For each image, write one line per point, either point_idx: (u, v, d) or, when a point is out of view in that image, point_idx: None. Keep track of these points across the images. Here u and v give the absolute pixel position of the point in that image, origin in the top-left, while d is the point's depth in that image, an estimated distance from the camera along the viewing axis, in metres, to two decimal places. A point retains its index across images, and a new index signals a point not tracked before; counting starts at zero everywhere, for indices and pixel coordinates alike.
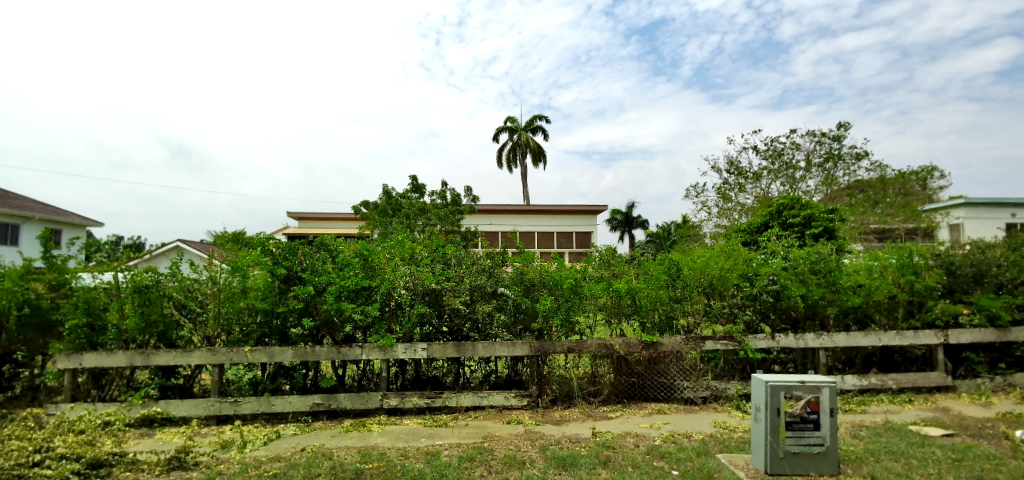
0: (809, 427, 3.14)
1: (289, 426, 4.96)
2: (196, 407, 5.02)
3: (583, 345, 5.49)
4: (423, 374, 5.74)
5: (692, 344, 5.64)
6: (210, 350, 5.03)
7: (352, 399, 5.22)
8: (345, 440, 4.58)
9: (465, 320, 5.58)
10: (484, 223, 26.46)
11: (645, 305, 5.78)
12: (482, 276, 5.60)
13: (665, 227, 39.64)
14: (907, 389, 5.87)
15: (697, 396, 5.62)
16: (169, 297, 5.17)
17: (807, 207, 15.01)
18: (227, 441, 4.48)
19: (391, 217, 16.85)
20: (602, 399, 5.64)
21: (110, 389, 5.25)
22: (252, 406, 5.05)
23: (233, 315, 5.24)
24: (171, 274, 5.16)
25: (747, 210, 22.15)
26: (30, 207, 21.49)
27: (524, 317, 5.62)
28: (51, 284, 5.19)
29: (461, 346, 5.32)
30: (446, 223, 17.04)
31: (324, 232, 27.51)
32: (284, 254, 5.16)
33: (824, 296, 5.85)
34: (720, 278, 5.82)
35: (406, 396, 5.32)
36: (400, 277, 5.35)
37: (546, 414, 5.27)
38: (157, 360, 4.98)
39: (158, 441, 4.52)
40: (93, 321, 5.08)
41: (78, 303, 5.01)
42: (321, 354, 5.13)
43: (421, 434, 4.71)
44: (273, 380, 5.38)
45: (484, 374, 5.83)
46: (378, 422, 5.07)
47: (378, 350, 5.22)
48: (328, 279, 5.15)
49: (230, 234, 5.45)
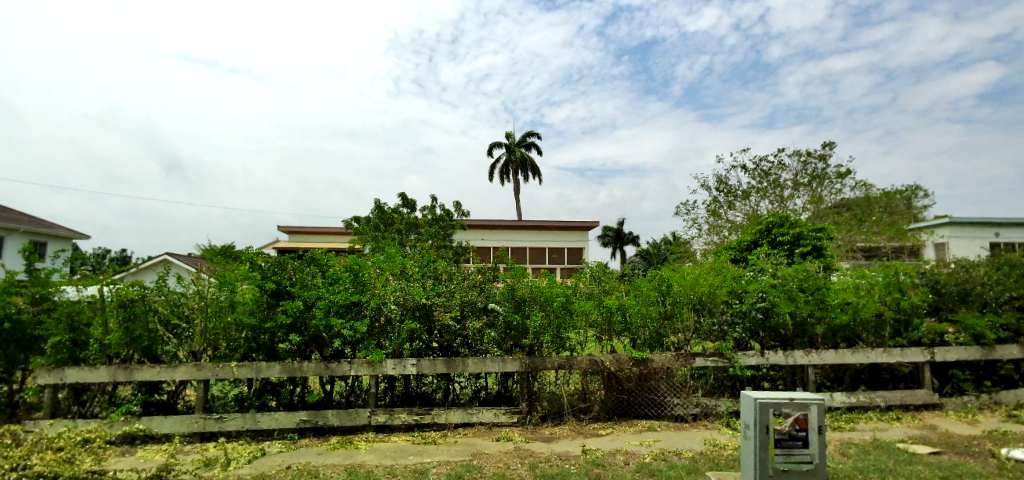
0: (798, 445, 3.14)
1: (274, 443, 4.88)
2: (180, 424, 4.91)
3: (573, 362, 5.47)
4: (412, 390, 5.68)
5: (682, 361, 5.64)
6: (196, 366, 4.94)
7: (339, 416, 5.13)
8: (331, 458, 4.52)
9: (456, 335, 5.58)
10: (477, 239, 26.44)
11: (635, 322, 5.79)
12: (473, 292, 5.62)
13: (659, 244, 39.75)
14: (895, 407, 5.91)
15: (687, 413, 5.62)
16: (155, 312, 5.12)
17: (795, 226, 15.14)
18: (211, 458, 4.42)
19: (383, 233, 16.77)
20: (593, 416, 5.60)
21: (91, 405, 5.13)
22: (237, 422, 4.97)
23: (220, 331, 5.17)
24: (157, 288, 5.11)
25: (737, 228, 22.37)
26: (14, 219, 21.12)
27: (515, 334, 5.56)
28: (33, 299, 5.06)
29: (451, 362, 5.30)
30: (436, 239, 16.97)
31: (313, 246, 27.35)
32: (273, 269, 5.17)
33: (812, 313, 5.91)
34: (709, 295, 5.86)
35: (395, 412, 5.24)
36: (390, 292, 5.35)
37: (536, 431, 5.22)
38: (140, 375, 4.88)
39: (139, 459, 4.43)
40: (77, 336, 5.00)
41: (62, 318, 4.94)
42: (308, 370, 5.08)
43: (409, 452, 4.66)
44: (259, 396, 5.28)
45: (474, 390, 5.75)
46: (366, 439, 5.01)
47: (367, 365, 5.19)
48: (318, 294, 5.15)
49: (219, 248, 5.43)
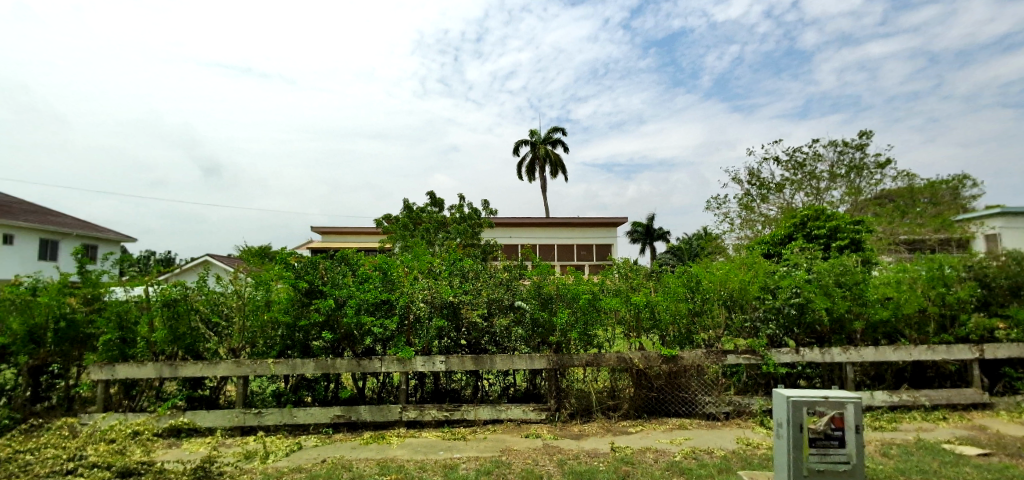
0: (833, 445, 3.05)
1: (310, 437, 5.04)
2: (221, 418, 5.13)
3: (601, 359, 5.45)
4: (442, 386, 5.77)
5: (712, 359, 5.55)
6: (235, 362, 5.14)
7: (372, 412, 5.26)
8: (364, 452, 4.64)
9: (483, 333, 5.63)
10: (504, 237, 26.51)
11: (664, 319, 5.73)
12: (499, 290, 5.65)
13: (692, 239, 39.17)
14: (941, 406, 5.66)
15: (719, 412, 5.51)
16: (196, 311, 5.34)
17: (832, 218, 14.61)
18: (251, 451, 4.63)
19: (411, 232, 16.99)
20: (622, 413, 5.56)
21: (140, 399, 5.40)
22: (275, 417, 5.14)
23: (257, 329, 5.37)
24: (198, 288, 5.32)
25: (771, 222, 21.73)
26: (67, 223, 22.30)
27: (542, 331, 5.58)
28: (85, 298, 5.33)
29: (479, 359, 5.35)
30: (464, 237, 17.12)
31: (345, 246, 27.93)
32: (305, 269, 5.33)
33: (850, 309, 5.71)
34: (740, 291, 5.71)
35: (425, 408, 5.33)
36: (418, 291, 5.48)
37: (565, 428, 5.23)
38: (184, 371, 5.11)
39: (185, 451, 4.65)
40: (125, 335, 5.25)
41: (111, 317, 5.22)
42: (341, 367, 5.22)
43: (440, 447, 4.74)
44: (295, 392, 5.44)
45: (502, 387, 5.78)
46: (397, 434, 5.11)
47: (397, 362, 5.29)
48: (349, 293, 5.29)
49: (255, 248, 5.62)
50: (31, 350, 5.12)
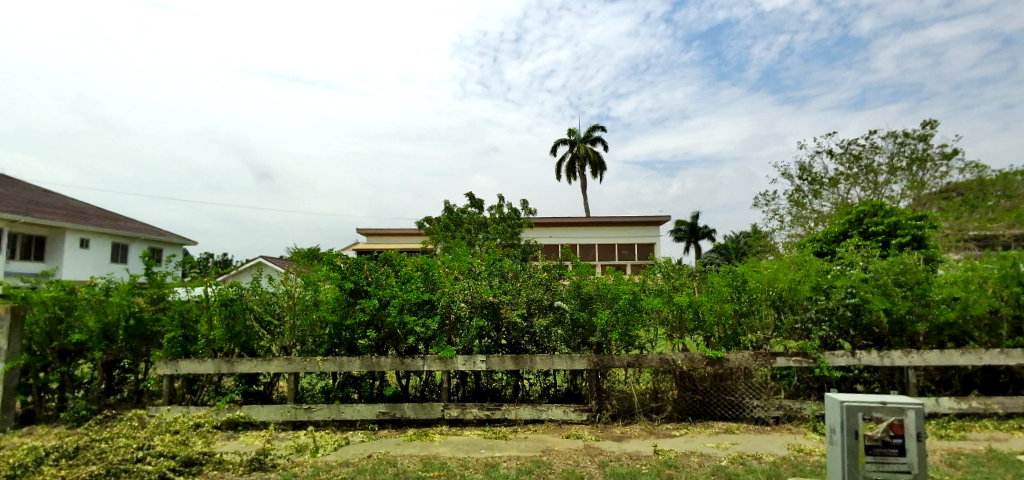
0: (893, 453, 2.88)
1: (357, 433, 5.21)
2: (274, 412, 5.37)
3: (643, 360, 5.37)
4: (483, 386, 5.83)
5: (761, 361, 5.35)
6: (287, 359, 5.37)
7: (415, 409, 5.38)
8: (409, 448, 4.76)
9: (523, 333, 5.66)
10: (544, 236, 26.48)
11: (708, 320, 5.56)
12: (539, 290, 5.67)
13: (739, 237, 37.86)
14: (1017, 415, 5.24)
15: (768, 416, 5.32)
16: (251, 310, 5.64)
17: (891, 214, 13.79)
18: (302, 445, 4.84)
19: (452, 233, 17.22)
20: (666, 416, 5.45)
21: (201, 393, 5.74)
22: (324, 412, 5.34)
23: (307, 327, 5.60)
24: (252, 288, 5.65)
25: (825, 218, 20.71)
26: (135, 228, 23.88)
27: (582, 331, 5.59)
28: (151, 298, 5.71)
29: (519, 359, 5.37)
30: (504, 237, 17.21)
31: (388, 247, 28.64)
32: (351, 269, 5.53)
33: (912, 310, 5.38)
34: (790, 291, 5.52)
35: (467, 407, 5.40)
36: (459, 291, 5.54)
37: (607, 430, 5.18)
38: (240, 367, 5.38)
39: (242, 443, 4.91)
40: (187, 332, 5.59)
41: (175, 315, 5.57)
42: (385, 365, 5.37)
43: (481, 446, 4.80)
44: (343, 389, 5.63)
45: (543, 387, 5.80)
46: (440, 432, 5.21)
47: (439, 361, 5.39)
48: (392, 293, 5.43)
49: (305, 250, 5.89)
50: (105, 345, 5.52)
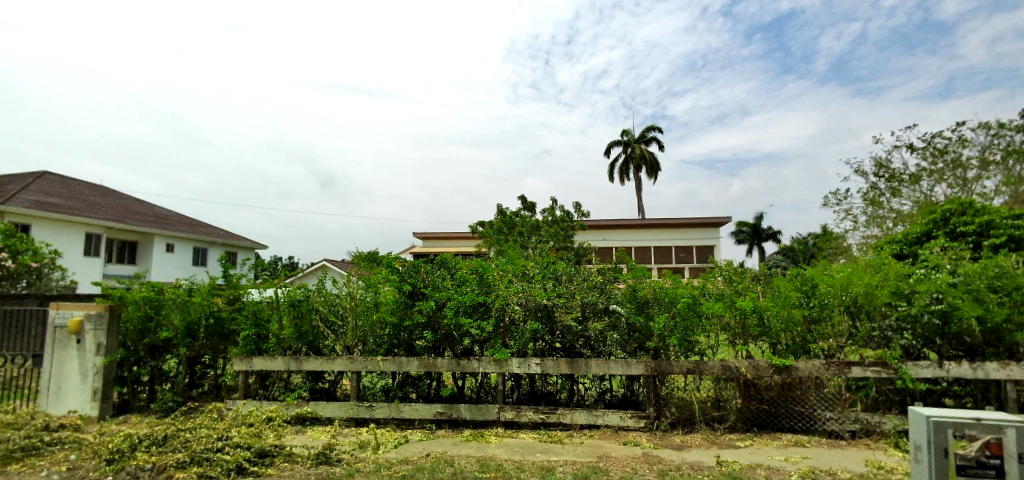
0: (992, 475, 2.59)
1: (416, 432, 5.35)
2: (339, 409, 5.60)
3: (704, 367, 5.14)
4: (538, 389, 5.83)
5: (835, 371, 5.00)
6: (350, 358, 5.60)
7: (471, 410, 5.45)
8: (466, 449, 4.83)
9: (578, 336, 5.60)
10: (596, 239, 26.19)
11: (774, 326, 5.29)
12: (593, 293, 5.60)
13: (808, 239, 35.79)
14: None
15: (843, 430, 4.99)
16: (316, 311, 5.93)
17: (984, 212, 12.59)
18: (365, 441, 5.03)
19: (505, 236, 17.36)
20: (729, 426, 5.23)
21: (272, 389, 6.09)
22: (385, 411, 5.52)
23: (368, 328, 5.81)
24: (318, 290, 5.94)
25: (905, 218, 19.21)
26: (213, 232, 25.74)
27: (639, 335, 5.46)
28: (228, 299, 6.10)
29: (574, 363, 5.32)
30: (557, 240, 17.16)
31: (442, 250, 29.35)
32: (409, 272, 5.69)
33: (1010, 317, 4.85)
34: (866, 296, 5.12)
35: (522, 410, 5.41)
36: (512, 293, 5.58)
37: (666, 438, 5.04)
38: (307, 365, 5.65)
39: (309, 437, 5.16)
40: (260, 331, 5.95)
41: (249, 315, 5.95)
42: (442, 366, 5.47)
43: (537, 449, 4.80)
44: (402, 388, 5.81)
45: (598, 392, 5.72)
46: (496, 434, 5.26)
47: (494, 364, 5.43)
48: (448, 295, 5.53)
49: (365, 254, 6.12)
50: (189, 342, 5.97)
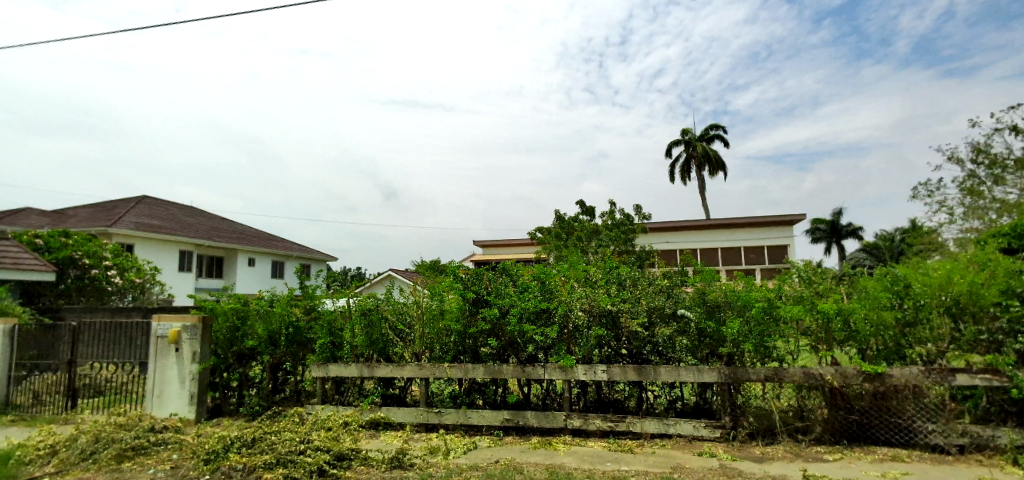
0: None
1: (484, 438, 5.41)
2: (410, 414, 5.77)
3: (784, 374, 4.85)
4: (605, 396, 5.72)
5: (936, 378, 4.54)
6: (418, 365, 5.75)
7: (538, 417, 5.42)
8: (534, 456, 4.82)
9: (645, 342, 5.46)
10: (657, 241, 25.53)
11: (863, 330, 4.87)
12: (659, 297, 5.44)
13: (894, 235, 33.11)
14: None
15: (949, 444, 4.52)
16: (386, 319, 6.15)
17: None
18: (435, 446, 5.14)
19: (565, 241, 17.30)
20: (815, 438, 4.89)
21: (347, 394, 6.35)
22: (453, 417, 5.62)
23: (434, 335, 5.96)
24: (386, 299, 6.17)
25: (1011, 208, 17.28)
26: (287, 246, 27.44)
27: (710, 341, 5.23)
28: (305, 309, 6.46)
29: (642, 369, 5.16)
30: (618, 244, 16.86)
31: (501, 257, 29.70)
32: (472, 280, 5.81)
33: None
34: (970, 295, 4.60)
35: (589, 418, 5.32)
36: (576, 299, 5.52)
37: (744, 450, 4.79)
38: (379, 371, 5.86)
39: (383, 442, 5.35)
40: (335, 339, 6.24)
41: (324, 324, 6.24)
42: (507, 373, 5.49)
43: (607, 458, 4.70)
44: (469, 394, 5.90)
45: (669, 400, 5.54)
46: (564, 442, 5.20)
47: (560, 370, 5.39)
48: (511, 302, 5.58)
49: (428, 262, 6.28)
50: (271, 350, 6.38)
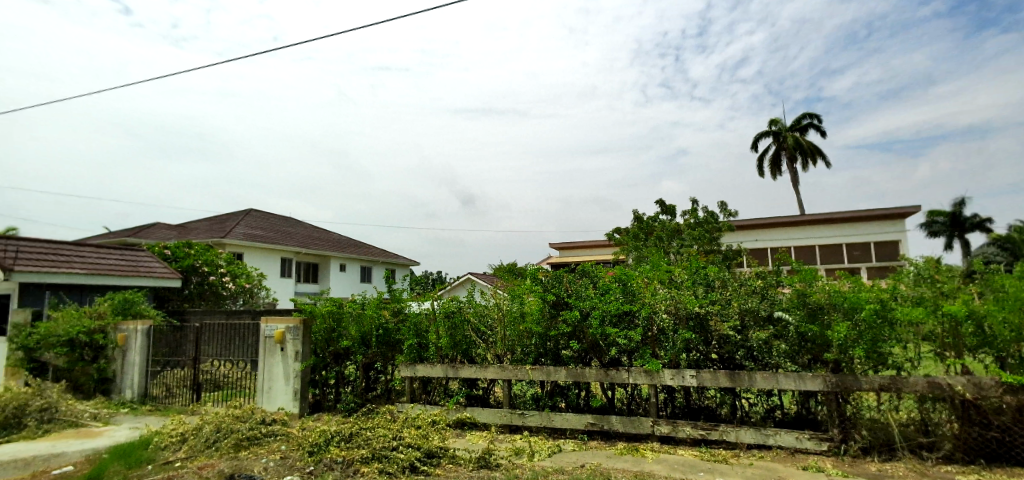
0: None
1: (568, 441, 5.37)
2: (494, 415, 5.86)
3: (902, 384, 4.36)
4: (694, 403, 5.49)
5: None
6: (501, 367, 5.82)
7: (623, 422, 5.30)
8: (621, 462, 4.70)
9: (738, 347, 5.15)
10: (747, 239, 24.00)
11: (1001, 335, 4.20)
12: (753, 299, 5.13)
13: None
14: None
15: None
16: (468, 321, 6.31)
17: None
18: (520, 448, 5.18)
19: (644, 242, 16.83)
20: (943, 456, 4.36)
21: (433, 393, 6.58)
22: (536, 419, 5.63)
23: (516, 338, 6.02)
24: (468, 301, 6.37)
25: None
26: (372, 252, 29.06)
27: (812, 346, 4.85)
28: (394, 311, 6.79)
29: (736, 375, 4.89)
30: (701, 243, 16.11)
31: (577, 259, 29.50)
32: (552, 282, 5.77)
33: None
34: None
35: (678, 425, 5.11)
36: (660, 301, 5.33)
37: (856, 465, 4.37)
38: (463, 372, 6.01)
39: (469, 441, 5.49)
40: (421, 341, 6.49)
41: (411, 326, 6.53)
42: (590, 376, 5.41)
43: (700, 468, 4.48)
44: (551, 397, 5.89)
45: (766, 409, 5.19)
46: (651, 449, 5.04)
47: (645, 374, 5.22)
48: (592, 304, 5.49)
49: (506, 266, 6.46)
50: (364, 350, 6.76)
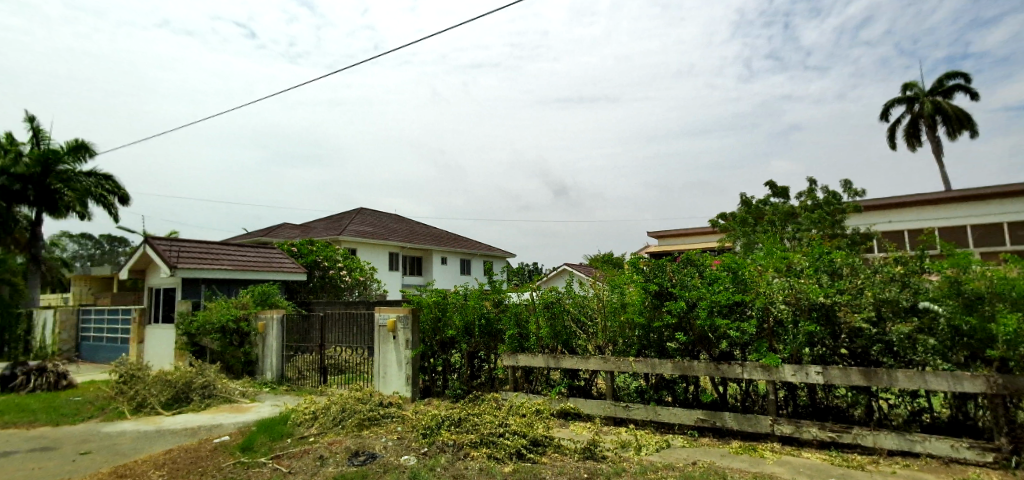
0: None
1: (677, 437, 5.18)
2: (597, 406, 5.83)
3: None
4: (820, 402, 5.04)
5: None
6: (603, 358, 5.76)
7: (737, 419, 5.00)
8: (737, 462, 4.44)
9: (873, 342, 4.63)
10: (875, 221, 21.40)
11: None
12: (892, 288, 4.56)
13: None
14: None
15: None
16: (568, 312, 6.35)
17: None
18: (626, 441, 5.10)
19: (754, 228, 15.64)
20: None
21: (535, 383, 6.70)
22: (642, 412, 5.50)
23: (617, 329, 5.93)
24: (567, 292, 6.42)
25: None
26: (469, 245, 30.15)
27: (971, 342, 4.08)
28: (494, 302, 6.99)
29: (871, 373, 4.38)
30: (821, 227, 14.59)
31: (677, 247, 28.26)
32: (654, 272, 5.58)
33: None
34: None
35: (803, 425, 4.70)
36: (777, 291, 4.94)
37: None
38: (564, 362, 6.03)
39: (573, 431, 5.52)
40: (522, 331, 6.60)
41: (511, 316, 6.66)
42: (699, 370, 5.15)
43: (830, 472, 4.10)
44: (657, 390, 5.71)
45: (911, 412, 4.62)
46: (771, 449, 4.70)
47: (761, 369, 4.87)
48: (699, 294, 5.23)
49: (604, 256, 6.46)
50: (467, 339, 7.06)
